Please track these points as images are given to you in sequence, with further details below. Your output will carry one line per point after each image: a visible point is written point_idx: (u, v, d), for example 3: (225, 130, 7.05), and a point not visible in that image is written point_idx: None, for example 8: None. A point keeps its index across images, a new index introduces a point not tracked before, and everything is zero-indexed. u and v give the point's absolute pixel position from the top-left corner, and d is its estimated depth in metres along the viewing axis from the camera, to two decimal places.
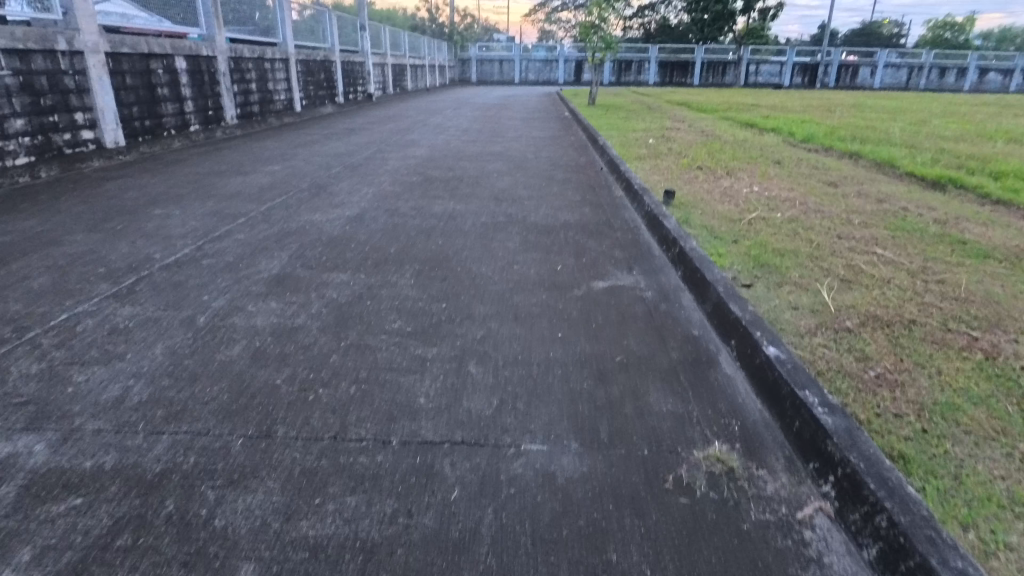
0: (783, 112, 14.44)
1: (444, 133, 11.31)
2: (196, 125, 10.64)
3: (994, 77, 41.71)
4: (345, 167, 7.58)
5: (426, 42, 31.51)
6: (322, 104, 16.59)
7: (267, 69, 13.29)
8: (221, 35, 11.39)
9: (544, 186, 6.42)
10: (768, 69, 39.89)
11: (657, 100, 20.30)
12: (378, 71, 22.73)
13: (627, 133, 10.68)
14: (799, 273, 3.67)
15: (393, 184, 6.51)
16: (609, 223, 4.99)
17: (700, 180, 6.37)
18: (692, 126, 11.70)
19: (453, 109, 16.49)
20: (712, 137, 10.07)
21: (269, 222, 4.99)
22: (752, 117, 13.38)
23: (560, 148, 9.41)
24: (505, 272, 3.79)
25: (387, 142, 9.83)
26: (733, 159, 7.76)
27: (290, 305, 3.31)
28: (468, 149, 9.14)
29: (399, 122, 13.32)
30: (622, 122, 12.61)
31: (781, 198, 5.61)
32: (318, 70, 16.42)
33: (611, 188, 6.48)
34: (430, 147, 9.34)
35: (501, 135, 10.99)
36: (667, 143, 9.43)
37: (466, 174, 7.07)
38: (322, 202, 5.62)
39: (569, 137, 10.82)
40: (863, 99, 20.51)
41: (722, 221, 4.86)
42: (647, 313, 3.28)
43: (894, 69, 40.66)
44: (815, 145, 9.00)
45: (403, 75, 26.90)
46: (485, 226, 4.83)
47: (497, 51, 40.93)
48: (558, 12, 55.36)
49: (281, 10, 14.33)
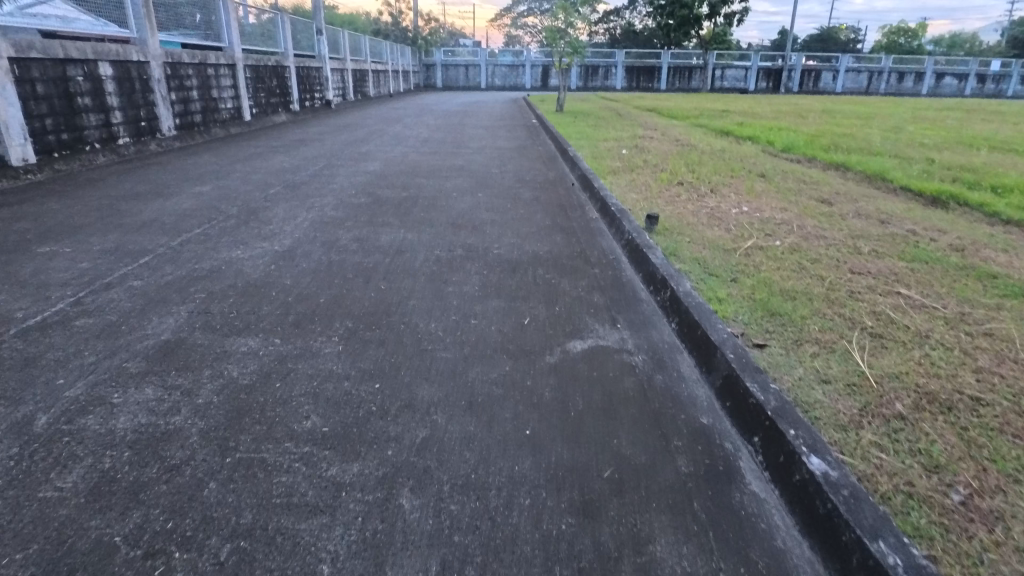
0: (756, 119, 14.05)
1: (403, 144, 10.49)
2: (125, 137, 9.61)
3: (950, 81, 42.65)
4: (286, 187, 6.72)
5: (389, 46, 30.54)
6: (274, 112, 15.58)
7: (210, 75, 12.27)
8: (155, 39, 10.34)
9: (509, 208, 5.68)
10: (734, 73, 40.08)
11: (625, 106, 19.85)
12: (337, 76, 21.72)
13: (598, 142, 10.03)
14: (819, 326, 3.01)
15: (337, 208, 5.68)
16: (585, 257, 4.28)
17: (682, 199, 5.73)
18: (666, 134, 11.15)
19: (414, 117, 15.68)
20: (689, 147, 9.48)
21: (177, 262, 4.13)
22: (726, 123, 12.92)
23: (527, 160, 8.70)
24: (460, 332, 3.04)
25: (338, 155, 8.97)
26: (715, 173, 7.14)
27: (169, 393, 2.49)
28: (427, 164, 8.34)
29: (356, 131, 12.45)
30: (592, 130, 11.97)
31: (776, 221, 4.98)
32: (269, 76, 15.38)
33: (584, 209, 5.78)
34: (386, 162, 8.52)
35: (465, 146, 10.22)
36: (641, 154, 8.81)
37: (422, 194, 6.29)
38: (249, 234, 4.78)
39: (537, 148, 10.11)
40: (830, 104, 20.41)
41: (715, 252, 4.20)
42: (639, 390, 2.56)
43: (855, 73, 41.23)
44: (797, 155, 8.49)
45: (364, 81, 25.91)
46: (438, 264, 4.06)
47: (463, 56, 40.16)
48: (524, 16, 54.88)
49: (225, 12, 13.27)
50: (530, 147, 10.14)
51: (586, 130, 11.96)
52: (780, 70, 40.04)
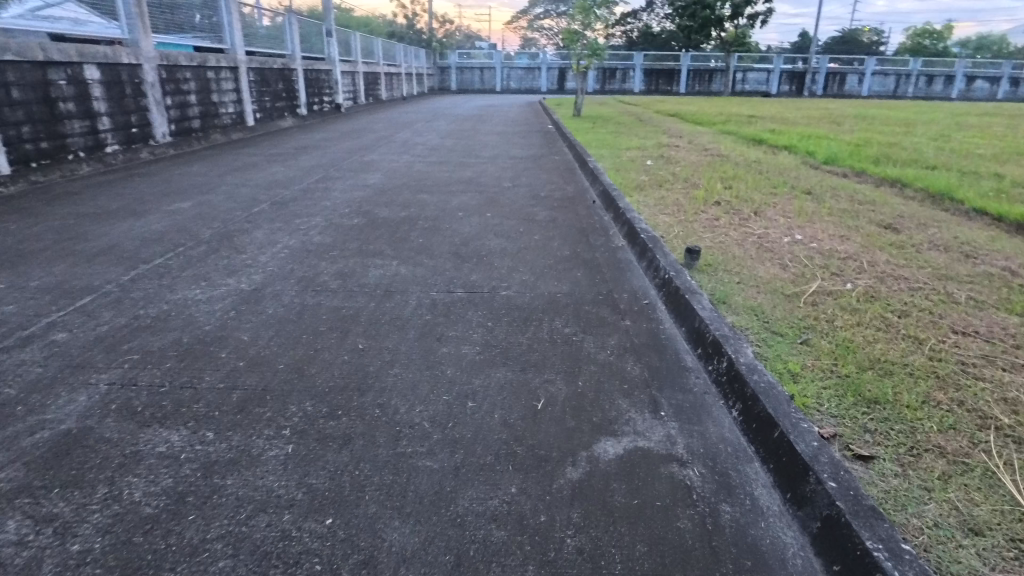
0: (787, 125, 13.19)
1: (410, 153, 9.78)
2: (114, 145, 9.02)
3: (981, 84, 41.14)
4: (274, 204, 6.04)
5: (403, 48, 30.04)
6: (279, 116, 15.00)
7: (209, 78, 11.68)
8: (148, 40, 9.76)
9: (521, 233, 4.93)
10: (755, 77, 39.04)
11: (645, 111, 19.02)
12: (348, 80, 21.17)
13: (620, 151, 9.26)
14: (938, 425, 2.23)
15: (325, 232, 4.97)
16: (613, 302, 3.51)
17: (723, 223, 4.95)
18: (692, 142, 10.36)
19: (425, 122, 15.04)
20: (720, 158, 8.67)
21: (121, 306, 3.44)
22: (756, 130, 12.10)
23: (542, 172, 7.94)
24: (452, 424, 2.29)
25: (339, 166, 8.29)
26: (755, 189, 6.33)
27: (35, 532, 1.77)
28: (432, 176, 7.63)
29: (362, 138, 11.81)
30: (613, 138, 11.19)
31: (840, 253, 4.17)
32: (275, 79, 14.80)
33: (608, 233, 5.02)
34: (388, 173, 7.81)
35: (476, 155, 9.50)
36: (668, 165, 8.02)
37: (424, 214, 5.56)
38: (216, 267, 4.08)
39: (553, 157, 9.35)
40: (862, 109, 19.42)
41: (774, 299, 3.41)
42: (702, 535, 1.79)
43: (882, 76, 39.95)
44: (842, 168, 7.67)
45: (376, 84, 25.35)
46: (432, 312, 3.31)
47: (478, 59, 39.56)
48: (541, 19, 54.27)
49: (228, 12, 12.69)
50: (546, 157, 9.39)
51: (606, 137, 11.19)
52: (803, 73, 38.92)
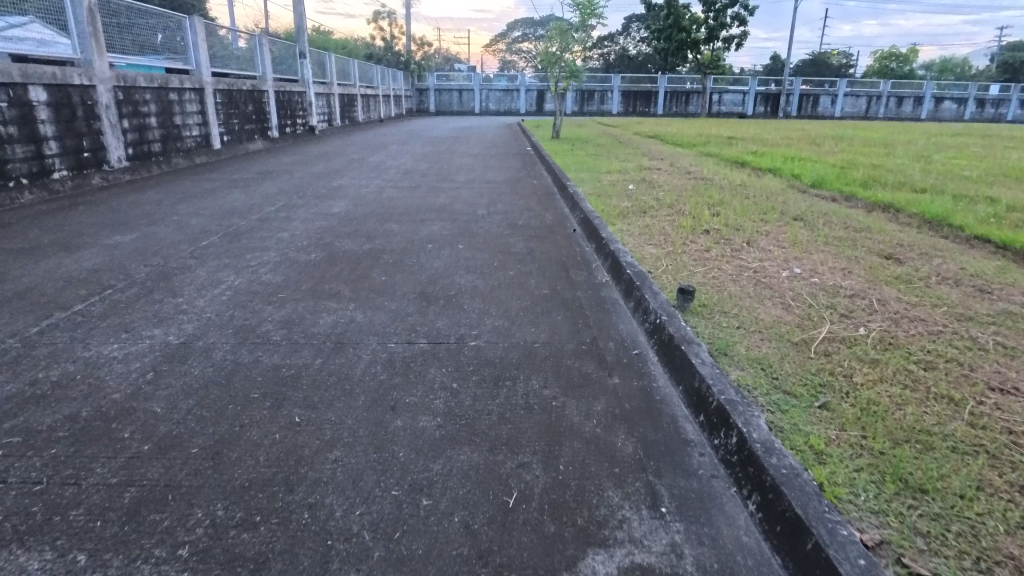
0: (767, 146, 13.06)
1: (382, 177, 9.32)
2: (62, 171, 8.42)
3: (948, 105, 42.15)
4: (226, 236, 5.52)
5: (381, 69, 29.77)
6: (248, 139, 14.47)
7: (172, 100, 11.14)
8: (103, 60, 9.23)
9: (496, 268, 4.48)
10: (731, 98, 39.55)
11: (625, 132, 18.90)
12: (322, 101, 20.74)
13: (600, 175, 8.93)
14: (1002, 523, 1.80)
15: (278, 269, 4.46)
16: (599, 354, 3.05)
17: (714, 255, 4.56)
18: (674, 164, 10.09)
19: (401, 144, 14.65)
20: (704, 181, 8.36)
21: (17, 368, 2.89)
22: (737, 152, 11.90)
23: (520, 198, 7.53)
24: (399, 535, 1.80)
25: (303, 192, 7.80)
26: (743, 216, 5.99)
27: None
28: (403, 202, 7.17)
29: (333, 162, 11.35)
30: (593, 160, 10.87)
31: (846, 290, 3.79)
32: (243, 101, 14.29)
33: (591, 267, 4.60)
34: (356, 200, 7.33)
35: (451, 179, 9.08)
36: (651, 190, 7.67)
37: (390, 246, 5.09)
38: (144, 314, 3.55)
39: (531, 181, 8.96)
40: (838, 130, 19.53)
41: (781, 348, 3.00)
42: None
43: (853, 98, 40.74)
44: (830, 192, 7.40)
45: (352, 106, 24.97)
46: (389, 370, 2.83)
47: (456, 81, 39.50)
48: (519, 42, 54.68)
49: (194, 32, 12.21)
50: (524, 180, 9.00)
51: (586, 160, 10.87)
52: (778, 95, 39.53)
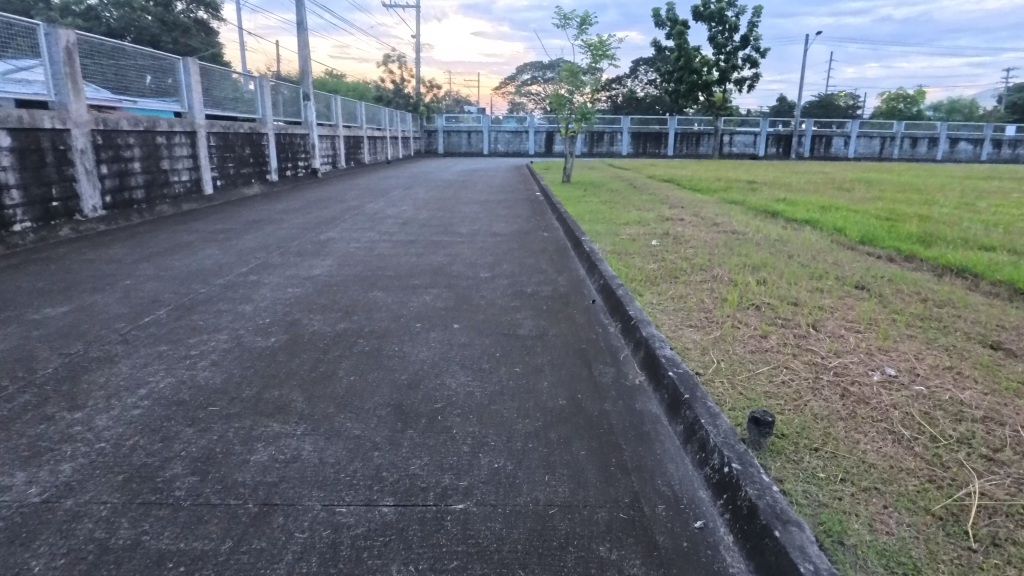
0: (794, 192, 12.22)
1: (377, 228, 8.46)
2: (26, 222, 7.64)
3: (965, 146, 41.42)
4: (178, 308, 4.61)
5: (389, 111, 29.57)
6: (244, 183, 13.82)
7: (159, 144, 10.47)
8: (80, 102, 8.58)
9: (498, 362, 3.52)
10: (742, 139, 39.17)
11: (638, 175, 18.24)
12: (326, 143, 20.25)
13: (618, 227, 8.04)
14: None
15: (223, 363, 3.52)
16: (646, 531, 2.06)
17: (776, 346, 3.59)
18: (698, 214, 9.23)
19: (404, 189, 13.96)
20: (736, 235, 7.44)
21: None
22: (763, 198, 11.06)
23: (528, 255, 6.62)
24: None
25: (286, 248, 6.93)
26: (794, 284, 5.03)
27: None
28: (395, 262, 6.27)
29: (328, 209, 10.58)
30: (607, 208, 10.00)
31: (972, 409, 2.79)
32: (240, 144, 13.68)
33: (619, 360, 3.64)
34: (342, 258, 6.44)
35: (453, 230, 8.21)
36: (678, 247, 6.74)
37: (370, 326, 4.15)
38: (17, 444, 2.60)
39: (541, 233, 8.08)
40: (861, 173, 18.73)
41: (922, 529, 2.00)
42: None
43: (867, 139, 40.15)
44: (884, 251, 6.47)
45: (359, 148, 24.58)
46: (328, 570, 1.86)
47: (466, 122, 39.45)
48: (528, 85, 55.19)
49: (188, 74, 11.65)
50: (533, 233, 8.11)
51: (600, 208, 9.99)
52: (790, 136, 39.11)
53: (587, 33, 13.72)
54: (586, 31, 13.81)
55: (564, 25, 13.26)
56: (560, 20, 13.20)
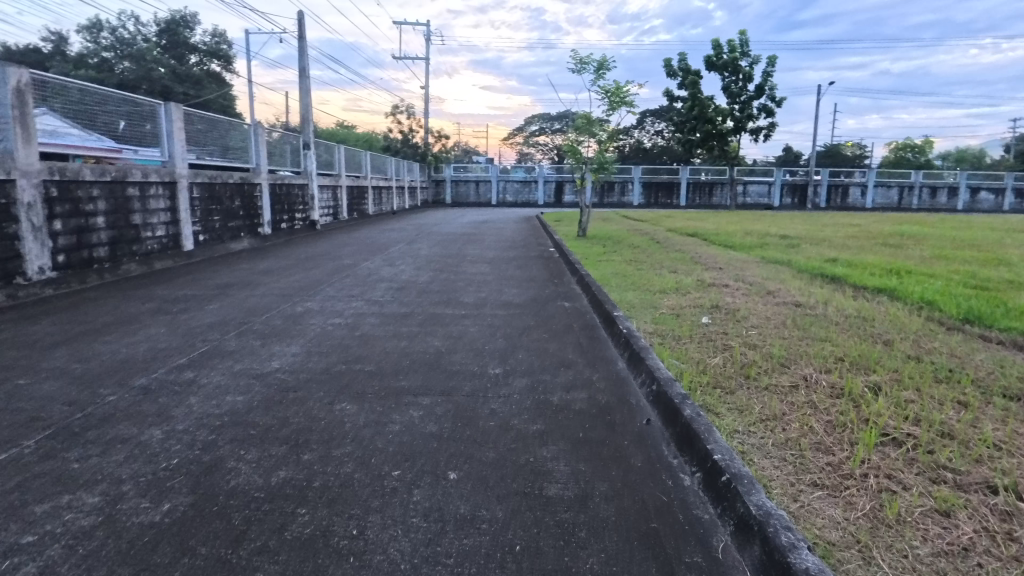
0: (840, 249, 10.93)
1: (366, 296, 7.14)
2: None
3: (986, 195, 40.26)
4: (60, 432, 3.24)
5: (395, 161, 28.94)
6: (232, 238, 12.67)
7: (129, 196, 9.36)
8: (31, 149, 7.50)
9: (520, 571, 2.10)
10: (757, 189, 38.33)
11: (657, 228, 17.10)
12: (327, 194, 19.30)
13: (655, 296, 6.68)
14: None
15: (58, 571, 2.10)
16: None
17: (983, 544, 2.17)
18: (743, 278, 7.90)
19: (407, 244, 12.79)
20: (804, 310, 6.05)
21: None
22: (809, 257, 9.75)
23: (551, 339, 5.22)
24: None
25: (248, 326, 5.59)
26: (927, 395, 3.62)
27: None
28: (381, 348, 4.88)
29: (317, 269, 9.32)
30: (635, 270, 8.68)
31: None
32: (228, 195, 12.62)
33: (721, 560, 2.21)
34: (314, 342, 5.08)
35: (457, 300, 6.88)
36: (738, 327, 5.35)
37: (322, 479, 2.73)
38: None
39: (562, 304, 6.72)
40: (897, 226, 17.48)
41: None
42: None
43: (884, 188, 39.15)
44: (1007, 335, 5.05)
45: (363, 198, 23.70)
46: None
47: (474, 172, 38.96)
48: (536, 136, 55.28)
49: (170, 120, 10.63)
50: (553, 303, 6.77)
51: (628, 270, 8.68)
52: (805, 186, 38.24)
53: (604, 78, 12.78)
54: (604, 77, 12.87)
55: (580, 69, 12.30)
56: (576, 64, 12.27)
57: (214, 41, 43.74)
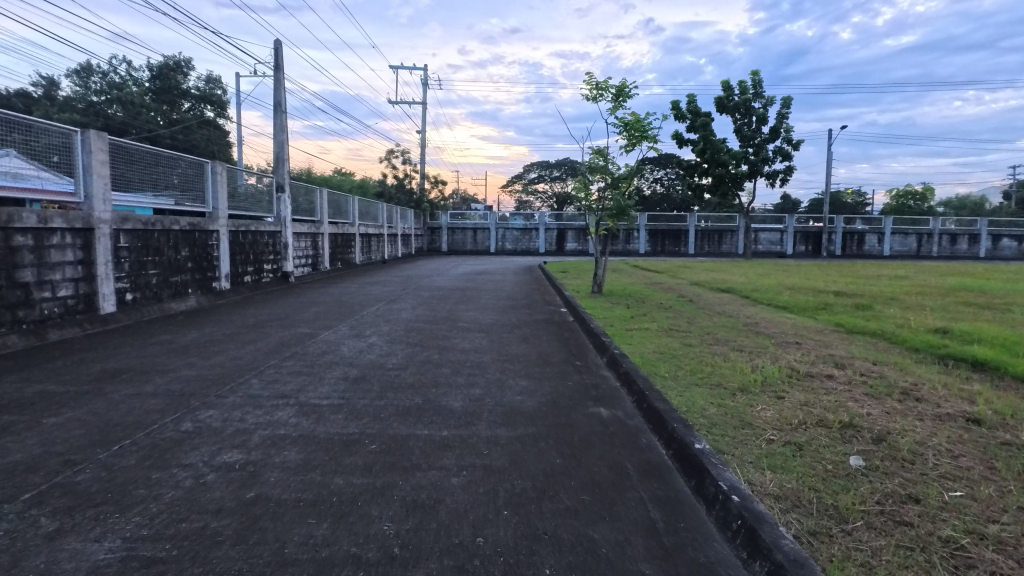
0: (928, 313, 8.71)
1: (305, 397, 4.78)
2: None
3: (1008, 243, 38.43)
4: None
5: (387, 207, 27.10)
6: (173, 296, 10.40)
7: (13, 245, 7.12)
8: None
9: None
10: (768, 237, 36.55)
11: (679, 282, 14.97)
12: (305, 243, 17.15)
13: (742, 404, 4.36)
14: None
15: None
16: None
17: None
18: (846, 364, 5.60)
19: (388, 304, 10.55)
20: (997, 438, 3.72)
21: None
22: (904, 327, 7.51)
23: (599, 513, 2.87)
24: None
25: (66, 477, 3.20)
26: None
27: None
28: (276, 548, 2.51)
29: (256, 343, 6.98)
30: (685, 348, 6.39)
31: None
32: (171, 244, 10.41)
33: None
34: (158, 525, 2.70)
35: (438, 407, 4.53)
36: (927, 486, 3.03)
37: None
38: None
39: (599, 416, 4.38)
40: (953, 280, 15.31)
41: None
42: None
43: (901, 235, 37.34)
44: None
45: (349, 247, 21.62)
46: None
47: (472, 219, 37.22)
48: (535, 183, 54.02)
49: (89, 151, 8.51)
50: (584, 415, 4.42)
51: (676, 348, 6.37)
52: (819, 233, 36.44)
53: (623, 106, 10.83)
54: (623, 106, 10.91)
55: (597, 96, 10.34)
56: (591, 90, 10.31)
57: (207, 87, 42.47)
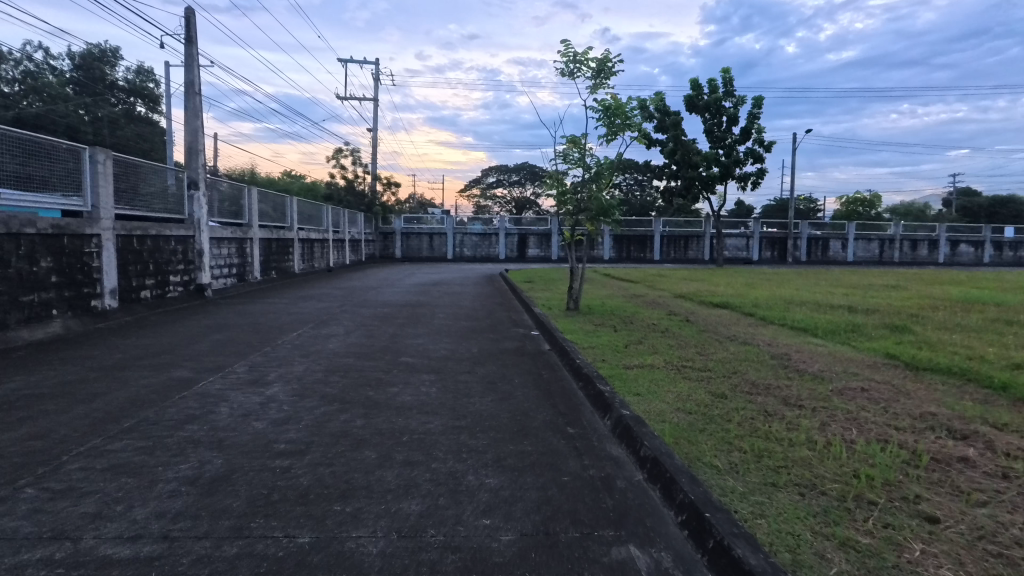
0: (982, 337, 7.12)
1: (97, 537, 2.64)
2: None
3: (966, 248, 38.60)
4: None
5: (333, 211, 24.64)
6: (27, 320, 7.94)
7: None
8: None
9: None
10: (734, 242, 35.61)
11: (661, 293, 13.25)
12: (228, 250, 14.67)
13: (886, 547, 2.45)
14: None
15: None
16: None
17: None
18: (968, 432, 3.80)
19: (314, 328, 8.33)
20: None
21: None
22: (976, 360, 5.84)
23: None
24: None
25: None
26: None
27: None
28: None
29: (95, 401, 4.73)
30: (721, 404, 4.47)
31: None
32: (25, 253, 7.95)
33: None
34: None
35: (336, 560, 2.45)
36: None
37: None
38: None
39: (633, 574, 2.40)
40: (952, 290, 14.07)
41: None
42: None
43: (864, 241, 37.04)
44: None
45: (286, 254, 19.12)
46: None
47: (428, 224, 34.98)
48: (494, 187, 52.08)
49: None
50: (606, 571, 2.42)
51: (707, 404, 4.46)
52: (785, 239, 35.71)
53: (604, 84, 8.96)
54: (605, 85, 9.04)
55: (574, 70, 8.44)
56: (567, 62, 8.40)
57: (138, 79, 38.85)
